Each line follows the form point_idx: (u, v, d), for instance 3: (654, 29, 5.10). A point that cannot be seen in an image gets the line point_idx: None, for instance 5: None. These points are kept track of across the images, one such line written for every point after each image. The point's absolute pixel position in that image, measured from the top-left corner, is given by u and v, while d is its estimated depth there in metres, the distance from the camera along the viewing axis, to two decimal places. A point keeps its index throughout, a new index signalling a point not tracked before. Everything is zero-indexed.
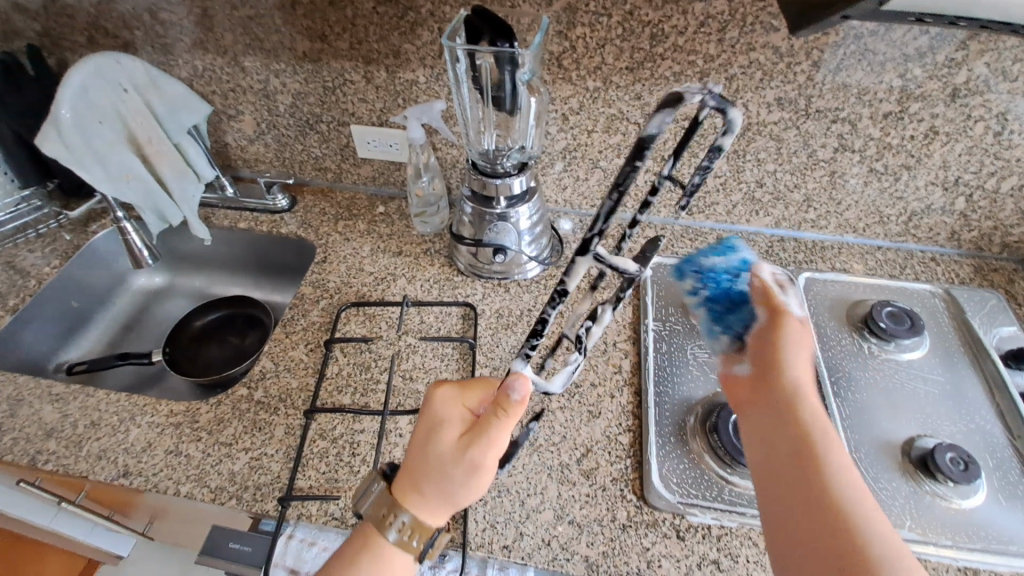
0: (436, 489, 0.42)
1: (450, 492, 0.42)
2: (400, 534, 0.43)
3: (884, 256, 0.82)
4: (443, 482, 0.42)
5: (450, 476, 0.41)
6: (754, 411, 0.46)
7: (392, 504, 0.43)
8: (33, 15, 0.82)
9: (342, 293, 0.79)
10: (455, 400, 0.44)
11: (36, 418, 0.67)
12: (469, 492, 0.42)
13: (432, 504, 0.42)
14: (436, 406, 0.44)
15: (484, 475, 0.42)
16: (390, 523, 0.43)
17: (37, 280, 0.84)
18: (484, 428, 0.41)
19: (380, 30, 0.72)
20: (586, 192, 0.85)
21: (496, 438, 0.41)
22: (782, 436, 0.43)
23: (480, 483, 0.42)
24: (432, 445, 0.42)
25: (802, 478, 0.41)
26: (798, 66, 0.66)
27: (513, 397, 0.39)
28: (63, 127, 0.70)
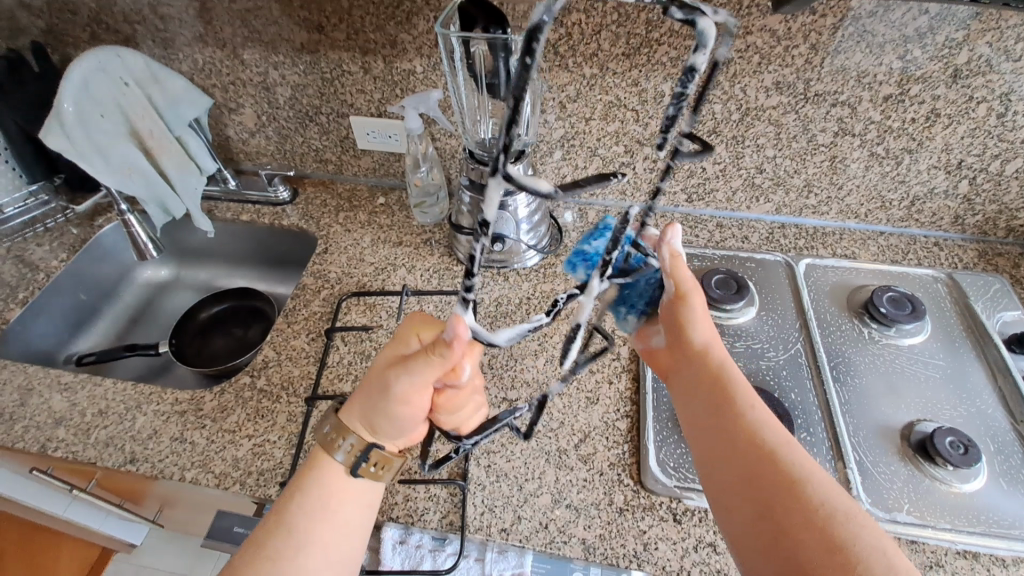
0: (362, 405, 0.44)
1: (374, 412, 0.43)
2: (344, 454, 0.43)
3: (887, 241, 0.82)
4: (369, 399, 0.44)
5: (376, 391, 0.43)
6: (677, 377, 0.48)
7: (334, 424, 0.44)
8: (36, 11, 0.83)
9: (342, 283, 0.80)
10: (413, 326, 0.45)
11: (46, 406, 0.68)
12: (393, 418, 0.43)
13: (355, 422, 0.44)
14: (401, 328, 0.45)
15: (405, 403, 0.42)
16: (336, 444, 0.44)
17: (45, 273, 0.86)
18: (412, 358, 0.41)
19: (376, 20, 0.72)
20: (585, 180, 0.85)
21: (419, 370, 0.41)
22: (701, 393, 0.45)
23: (398, 409, 0.43)
24: (376, 367, 0.44)
25: (723, 429, 0.43)
26: (796, 49, 0.65)
27: (446, 337, 0.38)
28: (66, 121, 0.71)
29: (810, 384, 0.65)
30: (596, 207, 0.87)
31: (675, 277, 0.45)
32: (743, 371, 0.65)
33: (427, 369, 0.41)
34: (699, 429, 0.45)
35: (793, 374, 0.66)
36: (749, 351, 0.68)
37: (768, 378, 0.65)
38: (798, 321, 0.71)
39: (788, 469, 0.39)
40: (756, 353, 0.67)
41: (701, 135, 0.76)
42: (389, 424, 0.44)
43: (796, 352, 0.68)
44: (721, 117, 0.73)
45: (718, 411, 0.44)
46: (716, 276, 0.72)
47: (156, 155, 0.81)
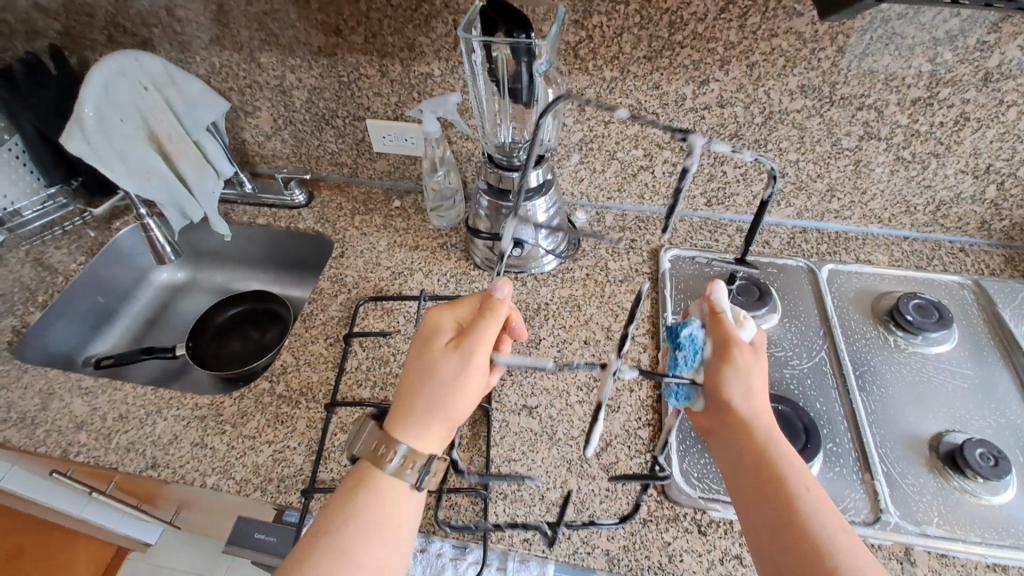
0: (426, 405, 0.45)
1: (439, 403, 0.45)
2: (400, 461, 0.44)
3: (911, 246, 0.80)
4: (435, 393, 0.45)
5: (442, 376, 0.46)
6: (719, 436, 0.47)
7: (383, 437, 0.45)
8: (55, 15, 0.83)
9: (359, 287, 0.80)
10: (444, 315, 0.50)
11: (67, 411, 0.68)
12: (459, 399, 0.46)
13: (426, 424, 0.45)
14: (428, 322, 0.49)
15: (473, 375, 0.46)
16: (388, 457, 0.44)
17: (64, 277, 0.86)
18: (474, 330, 0.47)
19: (394, 23, 0.72)
20: (603, 184, 0.84)
21: (485, 336, 0.47)
22: (741, 454, 0.44)
23: (469, 384, 0.46)
24: (419, 358, 0.47)
25: (759, 490, 0.42)
26: (822, 52, 0.64)
27: (498, 295, 0.48)
28: (86, 125, 0.71)
29: (835, 393, 0.64)
30: (613, 211, 0.87)
31: (730, 332, 0.48)
32: (766, 380, 0.65)
33: (489, 334, 0.47)
34: (742, 501, 0.43)
35: (818, 382, 0.65)
36: (772, 359, 0.67)
37: (792, 386, 0.64)
38: (822, 328, 0.70)
39: (832, 557, 0.38)
40: (779, 361, 0.66)
41: (722, 138, 0.75)
42: (458, 411, 0.46)
43: (820, 360, 0.67)
44: (744, 120, 0.72)
45: (761, 486, 0.42)
46: (737, 281, 0.72)
47: (174, 159, 0.81)
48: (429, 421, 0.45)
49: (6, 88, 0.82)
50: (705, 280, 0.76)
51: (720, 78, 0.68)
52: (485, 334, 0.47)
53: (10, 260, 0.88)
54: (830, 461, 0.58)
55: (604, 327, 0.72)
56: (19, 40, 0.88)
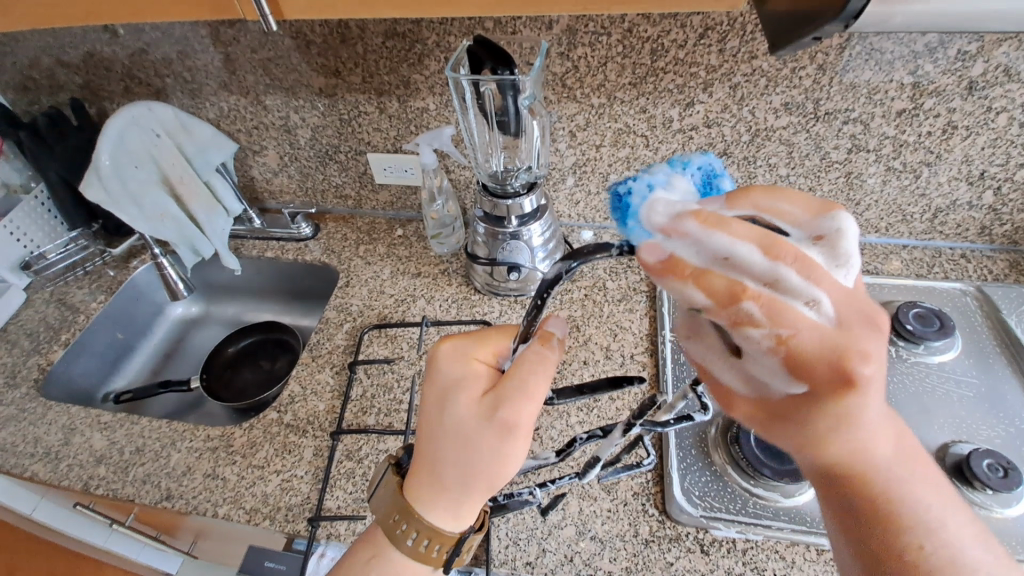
0: (457, 474, 0.41)
1: (478, 478, 0.41)
2: (422, 534, 0.42)
3: (910, 255, 0.80)
4: (477, 467, 0.40)
5: (483, 449, 0.40)
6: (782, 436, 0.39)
7: (406, 509, 0.43)
8: (76, 69, 0.89)
9: (365, 315, 0.82)
10: (465, 362, 0.44)
11: (87, 445, 0.71)
12: (498, 469, 0.41)
13: (463, 500, 0.42)
14: (447, 370, 0.43)
15: (519, 440, 0.41)
16: (403, 522, 0.42)
17: (85, 315, 0.90)
18: (523, 380, 0.41)
19: (389, 63, 0.76)
20: (599, 205, 0.86)
21: (535, 385, 0.41)
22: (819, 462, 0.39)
23: (517, 452, 0.41)
24: (454, 417, 0.41)
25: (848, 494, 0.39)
26: (803, 70, 0.66)
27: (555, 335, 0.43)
28: (103, 174, 0.76)
29: None
30: (610, 230, 0.88)
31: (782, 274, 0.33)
32: None
33: (540, 384, 0.41)
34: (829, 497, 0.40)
35: None
36: None
37: None
38: None
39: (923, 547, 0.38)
40: None
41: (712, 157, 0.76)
42: (499, 480, 0.42)
43: None
44: (731, 139, 0.74)
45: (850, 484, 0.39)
46: None
47: (185, 200, 0.85)
48: (468, 499, 0.42)
49: (33, 140, 0.88)
50: None
51: (704, 100, 0.70)
52: (531, 394, 0.41)
53: (36, 301, 0.93)
54: None
55: (603, 346, 0.73)
56: (44, 94, 0.94)
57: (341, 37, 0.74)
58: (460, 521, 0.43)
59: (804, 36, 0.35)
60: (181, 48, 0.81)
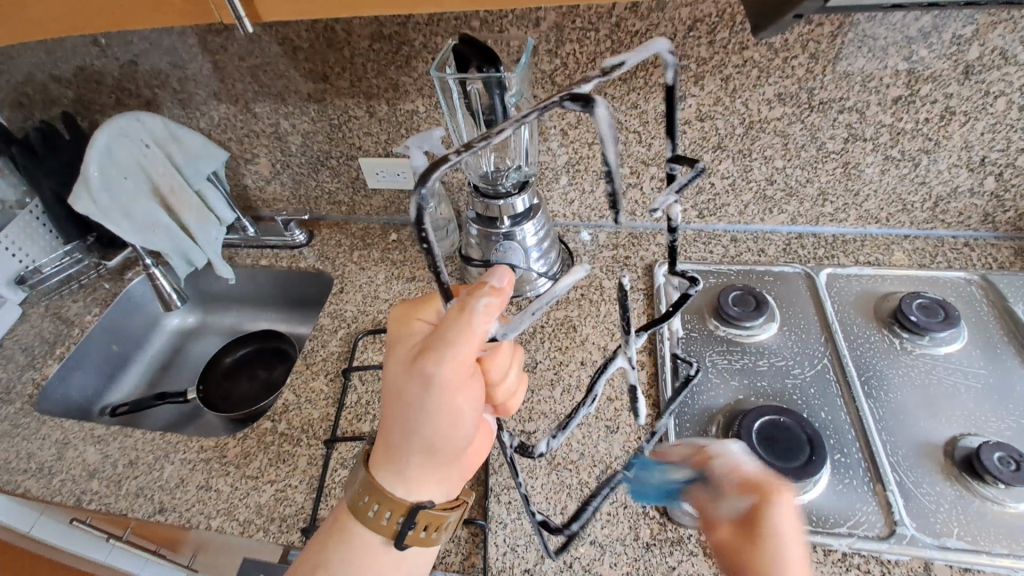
0: (398, 436, 0.40)
1: (413, 436, 0.39)
2: (373, 508, 0.41)
3: (913, 245, 0.78)
4: (411, 420, 0.39)
5: (410, 404, 0.39)
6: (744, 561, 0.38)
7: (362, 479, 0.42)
8: (68, 84, 0.89)
9: (359, 321, 0.81)
10: (406, 322, 0.43)
11: (81, 459, 0.70)
12: (435, 427, 0.39)
13: (406, 462, 0.40)
14: (392, 331, 0.43)
15: (441, 393, 0.38)
16: (365, 499, 0.41)
17: (79, 328, 0.90)
18: (443, 329, 0.38)
19: (377, 66, 0.75)
20: (593, 203, 0.85)
21: (452, 335, 0.37)
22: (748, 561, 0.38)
23: (441, 404, 0.38)
24: (389, 376, 0.41)
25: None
26: (795, 60, 0.65)
27: (493, 284, 0.38)
28: (92, 185, 0.75)
29: (840, 401, 0.62)
30: (606, 229, 0.87)
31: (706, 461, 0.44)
32: (768, 391, 0.63)
33: (463, 337, 0.38)
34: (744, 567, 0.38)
35: (822, 390, 0.63)
36: (773, 369, 0.65)
37: (795, 397, 0.62)
38: (823, 333, 0.68)
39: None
40: (780, 371, 0.65)
41: (706, 151, 0.75)
42: (440, 438, 0.40)
43: (823, 367, 0.65)
44: (725, 132, 0.72)
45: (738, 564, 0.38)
46: (732, 293, 0.71)
47: (177, 210, 0.84)
48: (409, 461, 0.40)
49: (26, 155, 0.88)
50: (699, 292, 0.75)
51: (696, 93, 0.69)
52: (453, 345, 0.37)
53: (31, 315, 0.93)
54: (838, 473, 0.56)
55: (600, 346, 0.72)
56: (36, 109, 0.94)
57: (328, 42, 0.74)
58: (410, 488, 0.41)
59: (786, 15, 0.34)
60: (171, 59, 0.82)
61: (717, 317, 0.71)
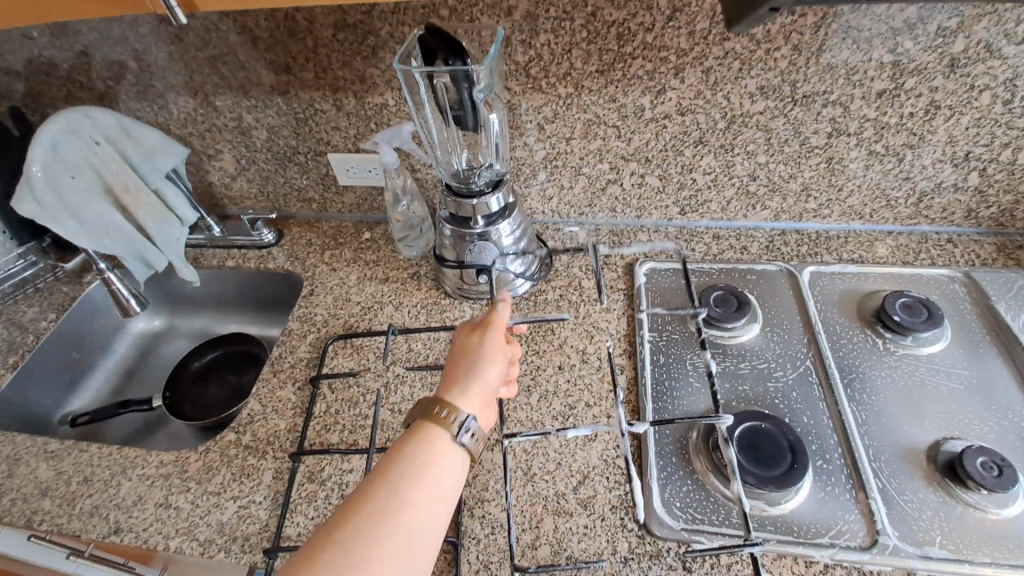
0: (458, 374, 0.50)
1: (471, 369, 0.50)
2: (443, 415, 0.46)
3: (896, 241, 0.77)
4: (463, 364, 0.51)
5: (469, 350, 0.52)
6: None
7: (427, 405, 0.47)
8: (15, 76, 0.84)
9: (329, 325, 0.78)
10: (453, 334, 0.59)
11: (32, 476, 0.67)
12: (485, 364, 0.51)
13: (464, 389, 0.49)
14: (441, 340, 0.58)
15: (492, 345, 0.52)
16: (437, 409, 0.46)
17: (34, 335, 0.85)
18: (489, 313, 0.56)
19: (342, 57, 0.71)
20: (573, 200, 0.82)
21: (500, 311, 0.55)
22: None
23: (492, 350, 0.52)
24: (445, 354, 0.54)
25: None
26: (778, 52, 0.62)
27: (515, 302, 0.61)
28: (36, 185, 0.70)
29: (823, 404, 0.60)
30: (586, 226, 0.84)
31: None
32: (750, 395, 0.61)
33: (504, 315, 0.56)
34: None
35: (804, 393, 0.61)
36: (755, 372, 0.63)
37: (777, 401, 0.60)
38: (805, 334, 0.67)
39: None
40: (762, 374, 0.63)
41: (687, 146, 0.72)
42: (489, 374, 0.51)
43: (806, 370, 0.63)
44: (706, 126, 0.70)
45: None
46: (713, 293, 0.70)
47: (132, 210, 0.79)
48: (466, 387, 0.49)
49: None
50: (680, 292, 0.73)
51: (677, 86, 0.67)
52: (501, 315, 0.55)
53: None
54: (820, 480, 0.55)
55: (579, 350, 0.69)
56: None
57: (289, 31, 0.70)
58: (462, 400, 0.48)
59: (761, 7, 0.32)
60: (123, 49, 0.77)
61: (698, 319, 0.69)
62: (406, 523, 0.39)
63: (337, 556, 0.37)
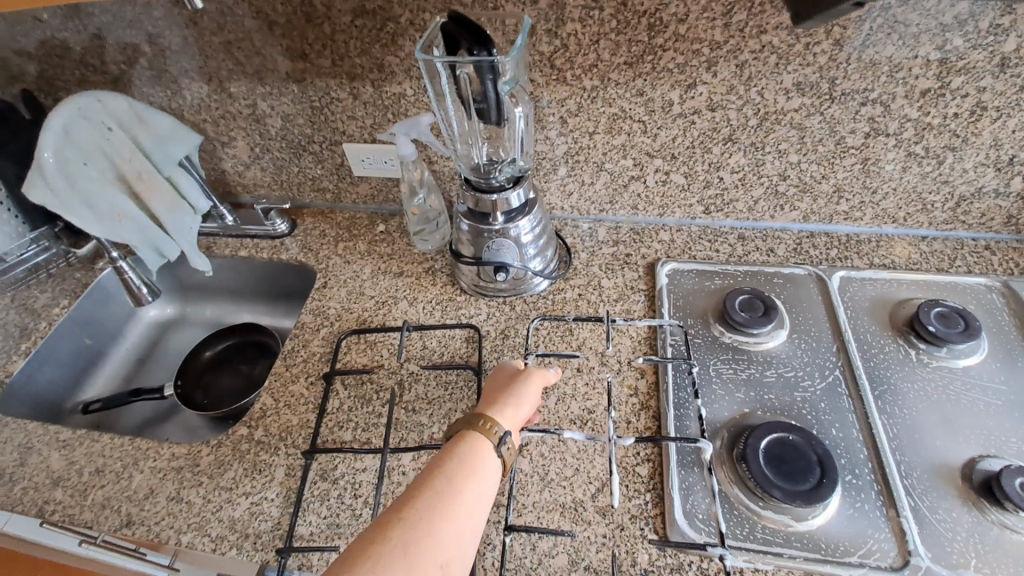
0: (499, 398, 0.52)
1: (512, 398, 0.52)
2: (487, 426, 0.46)
3: (930, 247, 0.74)
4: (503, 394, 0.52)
5: (511, 383, 0.54)
6: None
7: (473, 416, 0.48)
8: (27, 58, 0.82)
9: (342, 319, 0.76)
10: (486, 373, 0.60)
11: (44, 466, 0.66)
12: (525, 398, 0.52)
13: (506, 412, 0.50)
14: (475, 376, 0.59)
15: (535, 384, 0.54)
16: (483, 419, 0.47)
17: (46, 322, 0.85)
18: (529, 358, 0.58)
19: (360, 44, 0.69)
20: (594, 196, 0.79)
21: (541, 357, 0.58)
22: None
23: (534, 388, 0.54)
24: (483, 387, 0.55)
25: None
26: (817, 47, 0.59)
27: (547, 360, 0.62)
28: (48, 172, 0.68)
29: (852, 416, 0.58)
30: (606, 224, 0.82)
31: None
32: (775, 405, 0.59)
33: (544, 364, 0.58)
34: None
35: (833, 404, 0.59)
36: (782, 381, 0.61)
37: (805, 412, 0.58)
38: (834, 342, 0.64)
39: None
40: (789, 384, 0.61)
41: (716, 143, 0.70)
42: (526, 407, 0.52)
43: (835, 380, 0.61)
44: (738, 123, 0.67)
45: None
46: (740, 297, 0.67)
47: (144, 197, 0.78)
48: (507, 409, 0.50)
49: None
50: (704, 294, 0.71)
51: (709, 80, 0.64)
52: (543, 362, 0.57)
53: None
54: (849, 496, 0.53)
55: (598, 351, 0.68)
56: None
57: (306, 17, 0.68)
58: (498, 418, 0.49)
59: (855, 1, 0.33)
60: (136, 33, 0.75)
61: (723, 323, 0.66)
62: (458, 517, 0.38)
63: (405, 533, 0.36)
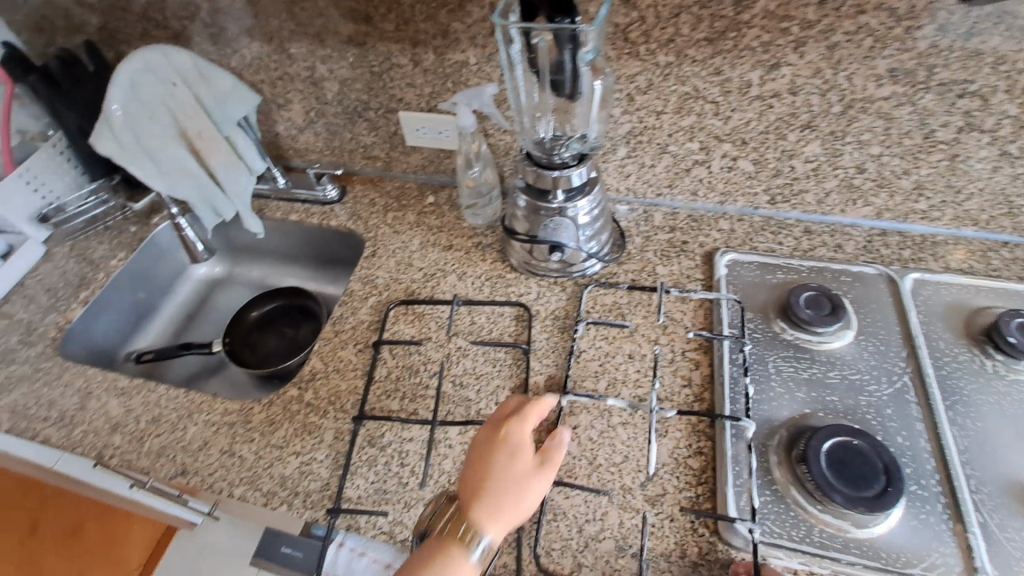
0: (494, 486, 0.46)
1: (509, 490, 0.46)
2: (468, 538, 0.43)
3: (1013, 253, 0.69)
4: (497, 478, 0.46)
5: (512, 470, 0.46)
6: None
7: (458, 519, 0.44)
8: (93, 9, 0.83)
9: (391, 289, 0.76)
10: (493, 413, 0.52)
11: (103, 411, 0.69)
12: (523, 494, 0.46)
13: (497, 511, 0.45)
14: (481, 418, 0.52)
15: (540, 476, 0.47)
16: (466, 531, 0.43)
17: (104, 273, 0.87)
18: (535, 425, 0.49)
19: (427, 8, 0.67)
20: (653, 179, 0.76)
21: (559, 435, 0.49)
22: None
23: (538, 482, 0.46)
24: (477, 445, 0.49)
25: None
26: (918, 31, 0.55)
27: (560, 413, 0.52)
28: (115, 125, 0.70)
29: (920, 425, 0.56)
30: (662, 208, 0.79)
31: None
32: (838, 407, 0.57)
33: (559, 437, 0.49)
34: None
35: (900, 411, 0.57)
36: (845, 383, 0.59)
37: (869, 417, 0.56)
38: (904, 347, 0.61)
39: None
40: (854, 387, 0.58)
41: (792, 130, 0.66)
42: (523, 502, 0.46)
43: (903, 386, 0.58)
44: (819, 109, 0.63)
45: None
46: (805, 293, 0.64)
47: (204, 156, 0.78)
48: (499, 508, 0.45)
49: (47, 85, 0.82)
50: (764, 288, 0.68)
51: (794, 62, 0.60)
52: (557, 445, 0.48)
53: (55, 256, 0.90)
54: (913, 506, 0.51)
55: (651, 339, 0.66)
56: (58, 37, 0.88)
57: None
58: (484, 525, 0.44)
59: None
60: None
61: (785, 319, 0.64)
62: None
63: None
